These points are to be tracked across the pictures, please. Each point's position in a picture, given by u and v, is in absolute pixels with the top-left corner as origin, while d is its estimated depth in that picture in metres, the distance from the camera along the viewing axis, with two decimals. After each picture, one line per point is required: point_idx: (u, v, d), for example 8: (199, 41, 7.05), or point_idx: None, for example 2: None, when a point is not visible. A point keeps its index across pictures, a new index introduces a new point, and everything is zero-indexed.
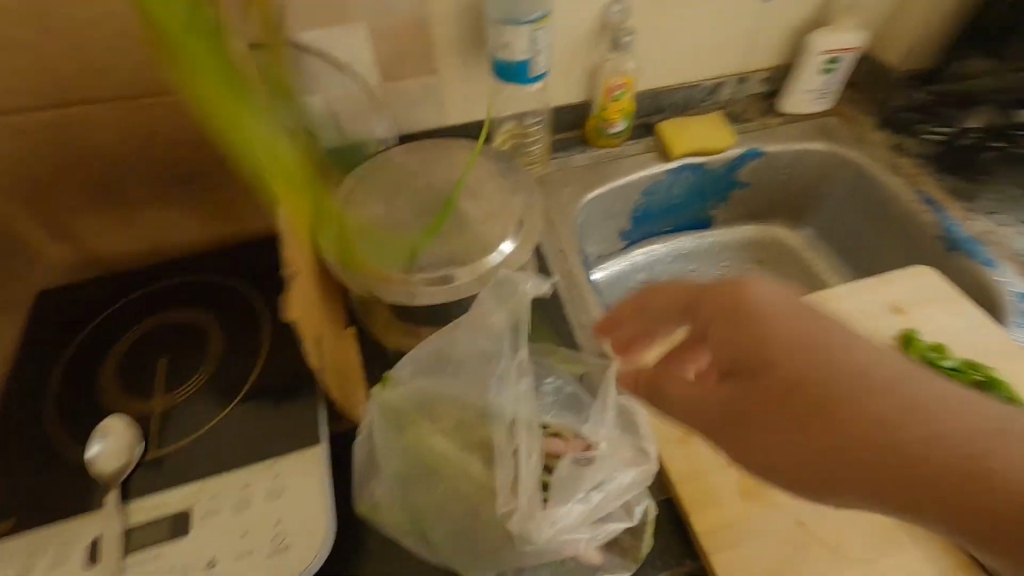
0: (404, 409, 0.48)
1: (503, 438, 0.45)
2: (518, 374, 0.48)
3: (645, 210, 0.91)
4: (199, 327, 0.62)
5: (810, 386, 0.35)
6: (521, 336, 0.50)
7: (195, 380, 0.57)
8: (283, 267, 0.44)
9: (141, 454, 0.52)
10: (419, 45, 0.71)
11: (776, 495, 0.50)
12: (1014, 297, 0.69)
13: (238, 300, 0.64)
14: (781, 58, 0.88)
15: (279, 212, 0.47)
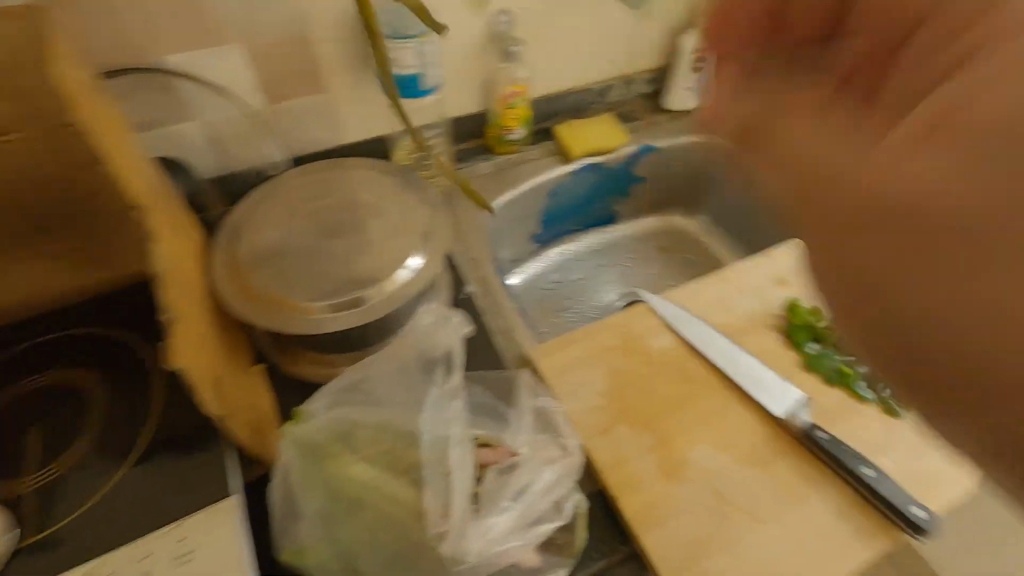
0: (320, 442, 0.45)
1: (432, 461, 0.44)
2: (446, 397, 0.48)
3: (553, 212, 0.93)
4: (76, 388, 0.55)
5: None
6: (453, 367, 0.51)
7: (75, 447, 0.50)
8: (161, 312, 0.39)
9: (14, 543, 0.44)
10: (304, 61, 0.68)
11: (692, 469, 0.54)
12: None
13: (120, 351, 0.57)
14: (660, 61, 0.95)
15: (156, 251, 0.42)
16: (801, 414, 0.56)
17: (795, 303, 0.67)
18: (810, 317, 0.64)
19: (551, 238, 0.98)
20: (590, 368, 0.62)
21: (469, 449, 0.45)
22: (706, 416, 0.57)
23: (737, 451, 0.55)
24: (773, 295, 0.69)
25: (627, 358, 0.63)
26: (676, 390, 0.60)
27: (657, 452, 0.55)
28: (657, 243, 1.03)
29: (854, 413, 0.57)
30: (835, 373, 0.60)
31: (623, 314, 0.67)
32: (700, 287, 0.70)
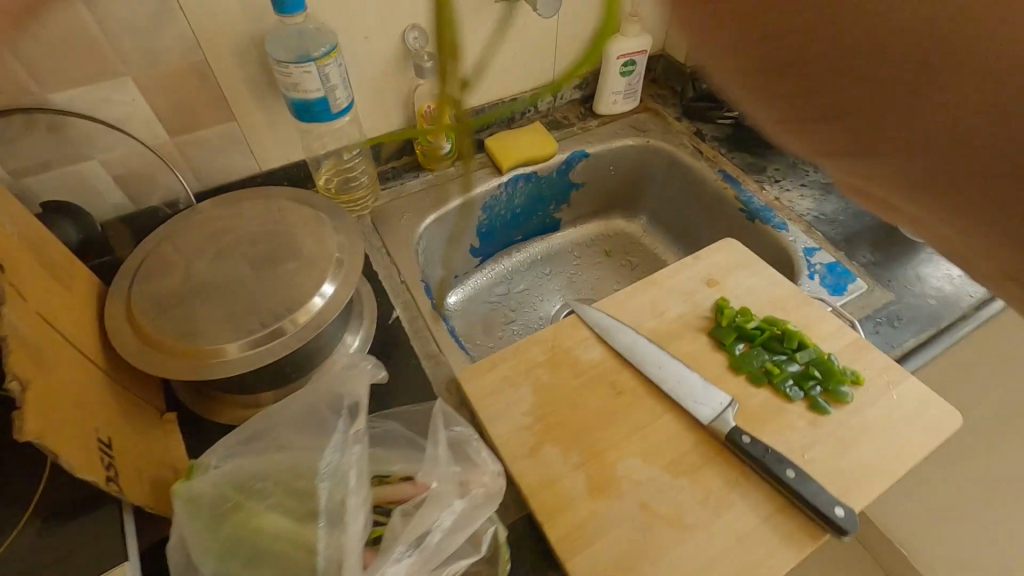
0: (218, 497, 0.43)
1: (330, 510, 0.42)
2: (351, 441, 0.46)
3: (490, 224, 0.93)
4: None
5: None
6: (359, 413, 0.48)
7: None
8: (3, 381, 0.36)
9: None
10: (206, 89, 0.65)
11: (621, 484, 0.52)
12: (804, 253, 0.77)
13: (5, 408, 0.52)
14: (587, 66, 0.95)
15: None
16: (729, 417, 0.55)
17: (723, 302, 0.66)
18: (736, 317, 0.64)
19: (491, 251, 0.97)
20: (517, 387, 0.60)
21: (366, 492, 0.43)
22: (635, 427, 0.56)
23: (665, 461, 0.54)
24: (703, 295, 0.69)
25: (556, 373, 0.61)
26: (604, 402, 0.59)
27: (584, 469, 0.53)
28: (601, 247, 1.03)
29: (780, 413, 0.57)
30: (760, 372, 0.60)
31: (551, 327, 0.66)
32: (630, 293, 0.69)
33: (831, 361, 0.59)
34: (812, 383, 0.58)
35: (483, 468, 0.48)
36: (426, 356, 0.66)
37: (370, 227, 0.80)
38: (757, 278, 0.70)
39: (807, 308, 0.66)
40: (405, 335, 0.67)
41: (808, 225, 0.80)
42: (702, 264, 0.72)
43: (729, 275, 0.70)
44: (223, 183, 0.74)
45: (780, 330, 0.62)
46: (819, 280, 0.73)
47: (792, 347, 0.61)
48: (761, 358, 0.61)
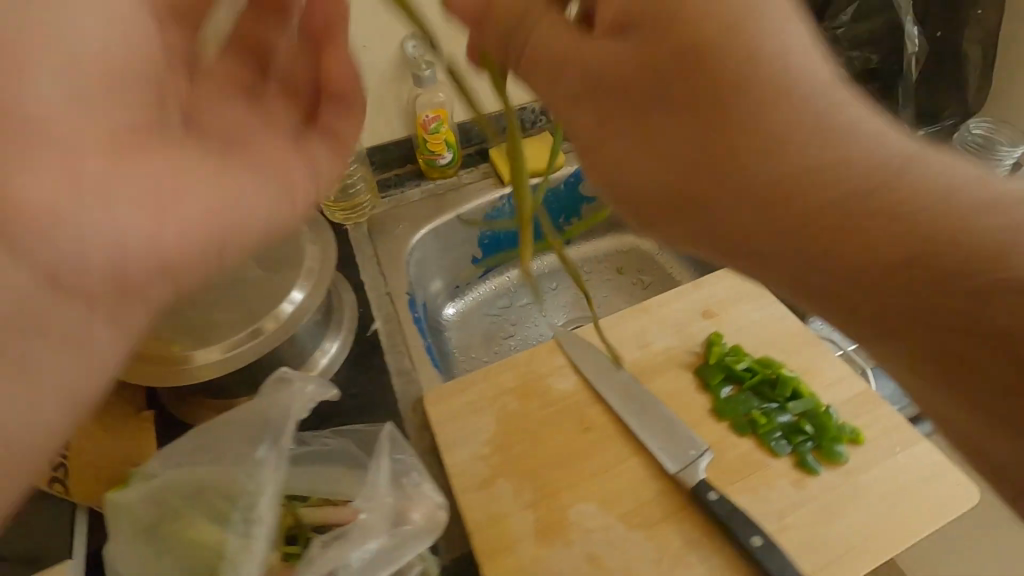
0: (146, 508, 0.44)
1: (242, 535, 0.42)
2: (273, 463, 0.45)
3: (493, 235, 0.89)
4: None
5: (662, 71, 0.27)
6: (285, 431, 0.47)
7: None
8: None
9: None
10: None
11: (572, 530, 0.49)
12: None
13: None
14: None
15: None
16: (701, 467, 0.51)
17: (715, 337, 0.61)
18: (727, 356, 0.58)
19: (496, 263, 0.93)
20: (481, 413, 0.58)
21: (271, 526, 0.42)
22: (597, 468, 0.53)
23: (623, 510, 0.50)
24: (696, 328, 0.63)
25: (524, 402, 0.59)
26: (569, 439, 0.55)
27: (535, 509, 0.51)
28: (614, 263, 0.98)
29: (762, 468, 0.52)
30: (746, 420, 0.54)
31: (527, 352, 0.63)
32: (617, 320, 0.65)
33: (827, 415, 0.53)
34: (802, 438, 0.52)
35: (423, 503, 0.46)
36: (398, 372, 0.64)
37: (365, 235, 0.80)
38: (760, 312, 0.64)
39: (811, 351, 0.60)
40: (381, 348, 0.66)
41: None
42: (702, 292, 0.67)
43: (728, 307, 0.65)
44: None
45: (773, 375, 0.56)
46: None
47: (785, 395, 0.55)
48: (749, 405, 0.55)
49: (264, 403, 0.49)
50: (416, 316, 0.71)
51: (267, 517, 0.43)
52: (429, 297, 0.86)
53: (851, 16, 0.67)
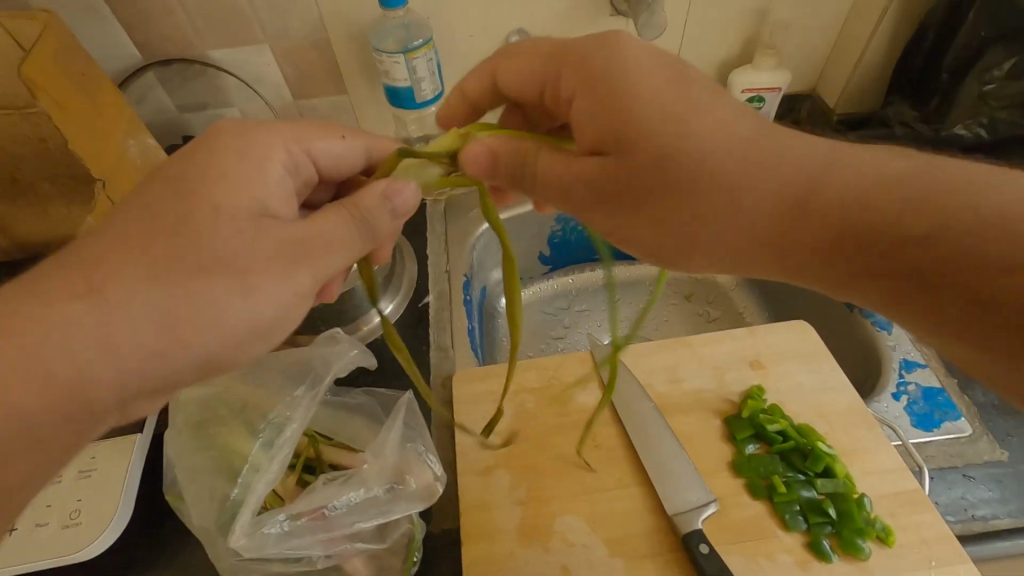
0: (198, 408, 0.51)
1: (262, 459, 0.48)
2: (301, 406, 0.51)
3: (563, 237, 0.93)
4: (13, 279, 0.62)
5: (651, 168, 0.38)
6: (321, 384, 0.52)
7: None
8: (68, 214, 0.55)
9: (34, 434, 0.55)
10: (322, 62, 0.74)
11: (554, 540, 0.50)
12: (899, 365, 0.63)
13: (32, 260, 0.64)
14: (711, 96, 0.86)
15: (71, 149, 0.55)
16: (700, 517, 0.49)
17: (756, 391, 0.57)
18: (761, 413, 0.55)
19: (562, 263, 0.97)
20: (499, 404, 0.60)
21: (287, 452, 0.47)
22: (594, 486, 0.53)
23: (610, 535, 0.50)
24: (738, 375, 0.60)
25: (542, 404, 0.59)
26: (575, 451, 0.56)
27: (524, 508, 0.52)
28: (683, 288, 0.93)
29: (767, 537, 0.49)
30: (764, 484, 0.51)
31: (558, 358, 0.63)
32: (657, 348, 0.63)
33: (857, 504, 0.48)
34: (821, 520, 0.48)
35: (422, 473, 0.49)
36: (436, 347, 0.68)
37: (439, 212, 0.84)
38: (815, 375, 0.59)
39: (861, 431, 0.55)
40: (427, 320, 0.70)
41: None
42: (756, 340, 0.63)
43: (780, 361, 0.61)
44: None
45: (807, 445, 0.52)
46: (907, 403, 0.60)
47: (815, 470, 0.51)
48: (770, 469, 0.52)
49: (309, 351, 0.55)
50: (466, 298, 0.74)
51: (286, 447, 0.48)
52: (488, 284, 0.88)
53: (1005, 73, 0.61)
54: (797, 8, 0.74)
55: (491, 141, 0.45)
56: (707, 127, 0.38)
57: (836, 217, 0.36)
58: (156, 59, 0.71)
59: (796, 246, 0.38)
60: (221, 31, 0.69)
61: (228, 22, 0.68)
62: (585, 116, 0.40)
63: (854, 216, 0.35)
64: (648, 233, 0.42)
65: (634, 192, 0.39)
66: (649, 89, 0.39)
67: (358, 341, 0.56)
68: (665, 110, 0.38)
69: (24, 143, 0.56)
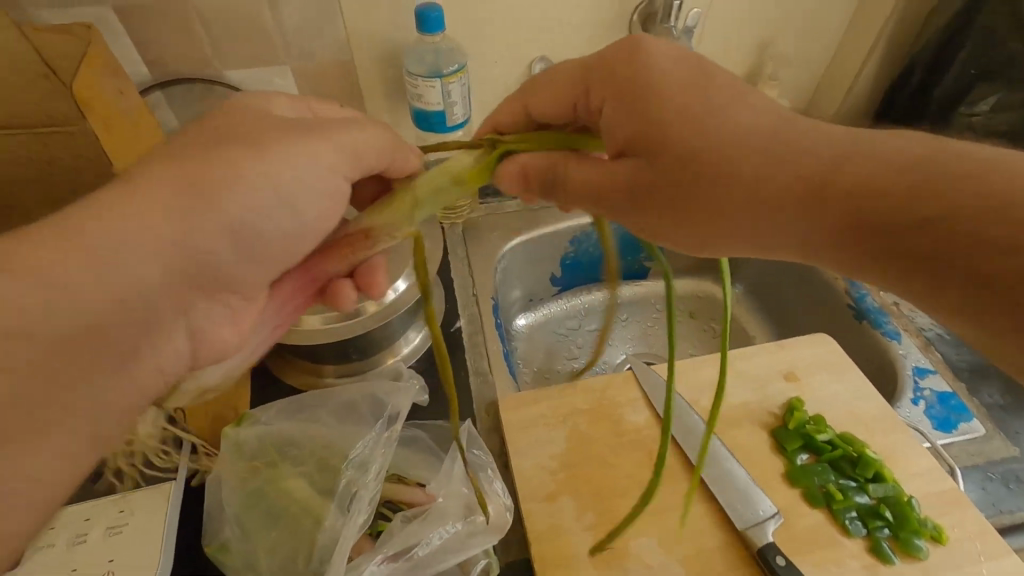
0: (259, 451, 0.49)
1: (336, 516, 0.45)
2: (380, 450, 0.48)
3: (576, 258, 0.91)
4: None
5: (702, 158, 0.35)
6: (394, 425, 0.50)
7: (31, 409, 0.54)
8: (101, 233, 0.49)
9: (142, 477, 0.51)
10: (345, 83, 0.72)
11: (630, 563, 0.50)
12: (913, 373, 0.67)
13: None
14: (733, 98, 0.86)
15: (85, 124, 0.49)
16: (770, 530, 0.51)
17: (796, 403, 0.60)
18: (807, 424, 0.58)
19: (574, 283, 0.95)
20: (552, 427, 0.59)
21: (375, 493, 0.46)
22: (659, 506, 0.54)
23: (682, 553, 0.51)
24: (775, 390, 0.63)
25: (594, 426, 0.59)
26: (635, 471, 0.56)
27: (596, 532, 0.52)
28: (687, 305, 0.96)
29: (831, 544, 0.51)
30: (821, 492, 0.53)
31: (602, 379, 0.64)
32: (696, 366, 0.65)
33: (910, 506, 0.52)
34: (879, 523, 0.51)
35: (496, 503, 0.48)
36: (475, 372, 0.67)
37: (459, 235, 0.83)
38: (844, 385, 0.63)
39: (897, 438, 0.58)
40: (461, 345, 0.69)
41: (926, 341, 0.70)
42: (787, 354, 0.66)
43: (812, 374, 0.64)
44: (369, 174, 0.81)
45: (855, 453, 0.55)
46: (925, 408, 0.64)
47: (865, 476, 0.54)
48: (824, 478, 0.54)
49: (375, 388, 0.53)
50: (497, 322, 0.73)
51: (371, 485, 0.46)
52: (506, 304, 0.88)
53: (991, 106, 0.72)
54: (797, 44, 0.80)
55: (527, 158, 0.46)
56: (736, 129, 0.35)
57: (924, 211, 0.30)
58: (164, 78, 0.66)
59: (870, 225, 0.31)
60: (242, 53, 0.66)
61: (252, 41, 0.65)
62: (617, 119, 0.40)
63: (941, 215, 0.29)
64: (710, 227, 0.37)
65: (670, 181, 0.37)
66: (673, 117, 0.36)
67: (417, 379, 0.55)
68: (696, 138, 0.35)
69: (28, 159, 0.51)
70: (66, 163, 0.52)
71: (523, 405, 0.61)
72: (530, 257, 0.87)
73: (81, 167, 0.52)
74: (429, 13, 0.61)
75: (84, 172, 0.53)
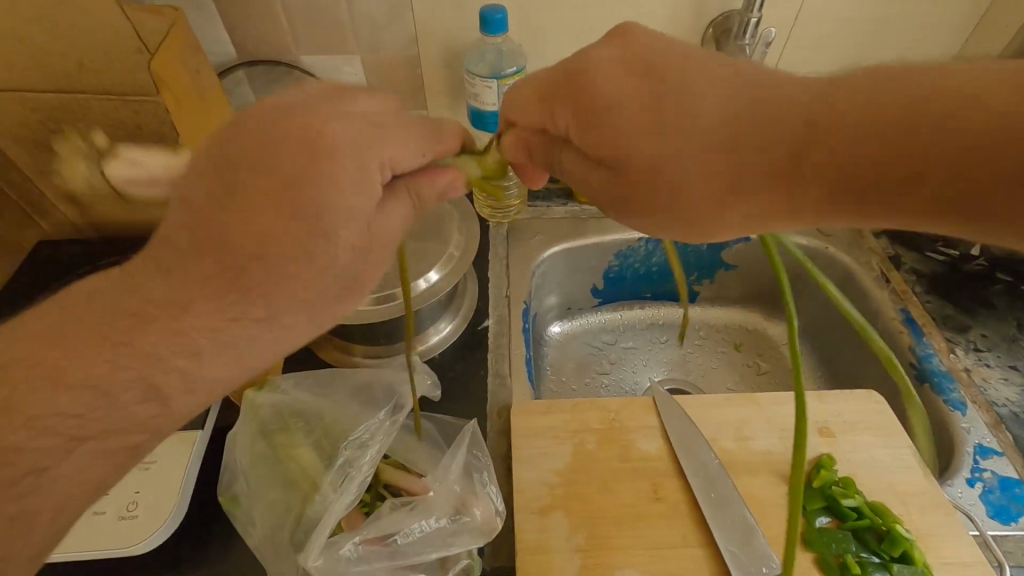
0: (273, 418, 0.52)
1: (330, 488, 0.47)
2: (382, 433, 0.50)
3: (619, 272, 0.89)
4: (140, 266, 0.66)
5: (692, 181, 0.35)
6: (400, 411, 0.52)
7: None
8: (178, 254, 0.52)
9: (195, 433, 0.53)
10: (409, 77, 0.74)
11: None
12: (974, 449, 0.60)
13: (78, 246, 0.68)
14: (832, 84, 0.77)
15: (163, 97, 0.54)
16: None
17: (826, 460, 0.55)
18: (833, 486, 0.54)
19: (615, 298, 0.92)
20: (559, 442, 0.58)
21: (367, 475, 0.48)
22: (655, 543, 0.52)
23: None
24: (805, 442, 0.58)
25: (602, 448, 0.58)
26: (636, 501, 0.54)
27: (584, 556, 0.51)
28: (732, 336, 0.91)
29: None
30: (835, 561, 0.49)
31: (619, 401, 0.62)
32: (724, 403, 0.62)
33: None
34: None
35: (484, 507, 0.48)
36: (494, 373, 0.67)
37: (502, 235, 0.84)
38: (887, 451, 0.57)
39: (939, 519, 0.52)
40: (485, 345, 0.69)
41: (997, 419, 0.62)
42: (826, 406, 0.61)
43: (850, 433, 0.59)
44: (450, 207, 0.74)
45: (884, 527, 0.51)
46: (982, 491, 0.57)
47: (891, 554, 0.49)
48: (843, 547, 0.50)
49: (388, 374, 0.55)
50: (525, 326, 0.73)
51: (366, 466, 0.48)
52: (541, 309, 0.87)
53: None
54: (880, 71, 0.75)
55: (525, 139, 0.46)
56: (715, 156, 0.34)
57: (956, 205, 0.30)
58: (249, 58, 0.72)
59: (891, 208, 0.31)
60: (317, 41, 0.70)
61: (327, 31, 0.69)
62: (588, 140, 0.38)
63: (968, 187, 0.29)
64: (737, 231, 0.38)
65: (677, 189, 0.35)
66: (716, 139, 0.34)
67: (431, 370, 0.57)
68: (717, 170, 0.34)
69: (116, 126, 0.58)
70: (148, 128, 0.57)
71: (534, 413, 0.60)
72: (571, 266, 0.86)
73: (161, 132, 0.57)
74: (492, 14, 0.62)
75: (163, 140, 0.58)
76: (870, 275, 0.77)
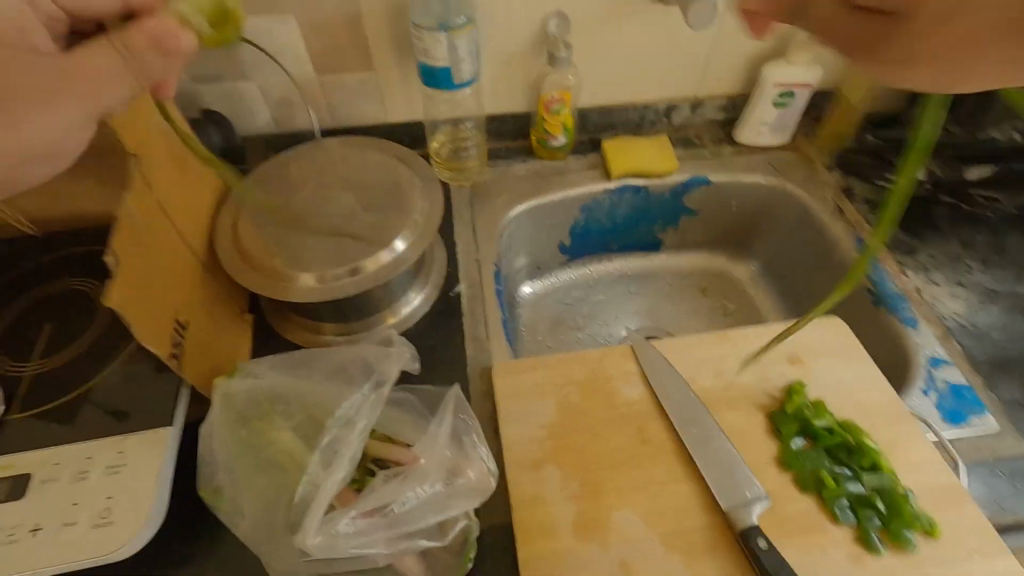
0: (249, 406, 0.50)
1: (318, 467, 0.46)
2: (367, 409, 0.49)
3: (586, 226, 0.88)
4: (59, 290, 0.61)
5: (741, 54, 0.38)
6: (383, 386, 0.51)
7: (33, 364, 0.56)
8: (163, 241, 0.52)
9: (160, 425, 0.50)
10: (353, 37, 0.70)
11: (613, 534, 0.51)
12: (927, 361, 0.64)
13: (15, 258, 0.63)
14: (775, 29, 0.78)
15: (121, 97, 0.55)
16: (754, 512, 0.51)
17: (797, 386, 0.58)
18: (806, 409, 0.56)
19: (584, 253, 0.92)
20: (544, 397, 0.59)
21: (357, 450, 0.47)
22: (646, 483, 0.53)
23: (666, 529, 0.51)
24: (777, 371, 0.61)
25: (586, 398, 0.59)
26: (624, 446, 0.56)
27: (579, 503, 0.52)
28: (698, 280, 0.93)
29: (819, 531, 0.51)
30: (812, 478, 0.53)
31: (599, 351, 0.63)
32: (698, 343, 0.63)
33: (904, 498, 0.51)
34: (870, 513, 0.51)
35: (477, 467, 0.48)
36: (472, 338, 0.66)
37: (465, 198, 0.82)
38: (850, 369, 0.60)
39: (901, 427, 0.56)
40: (460, 311, 0.68)
41: (946, 330, 0.67)
42: (794, 336, 0.63)
43: (818, 358, 0.61)
44: (406, 164, 0.69)
45: (853, 441, 0.54)
46: (936, 399, 0.61)
47: (861, 465, 0.53)
48: (818, 464, 0.53)
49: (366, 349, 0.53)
50: (498, 289, 0.72)
51: (352, 443, 0.47)
52: (511, 271, 0.86)
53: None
54: None
55: None
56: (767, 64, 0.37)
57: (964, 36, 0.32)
58: None
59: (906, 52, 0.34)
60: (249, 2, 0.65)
61: None
62: None
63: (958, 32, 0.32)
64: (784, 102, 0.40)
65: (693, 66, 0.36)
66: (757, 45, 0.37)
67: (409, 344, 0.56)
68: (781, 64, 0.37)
69: None
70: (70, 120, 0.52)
71: (517, 372, 0.60)
72: (539, 224, 0.85)
73: None
74: None
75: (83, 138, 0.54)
76: (825, 209, 0.80)
